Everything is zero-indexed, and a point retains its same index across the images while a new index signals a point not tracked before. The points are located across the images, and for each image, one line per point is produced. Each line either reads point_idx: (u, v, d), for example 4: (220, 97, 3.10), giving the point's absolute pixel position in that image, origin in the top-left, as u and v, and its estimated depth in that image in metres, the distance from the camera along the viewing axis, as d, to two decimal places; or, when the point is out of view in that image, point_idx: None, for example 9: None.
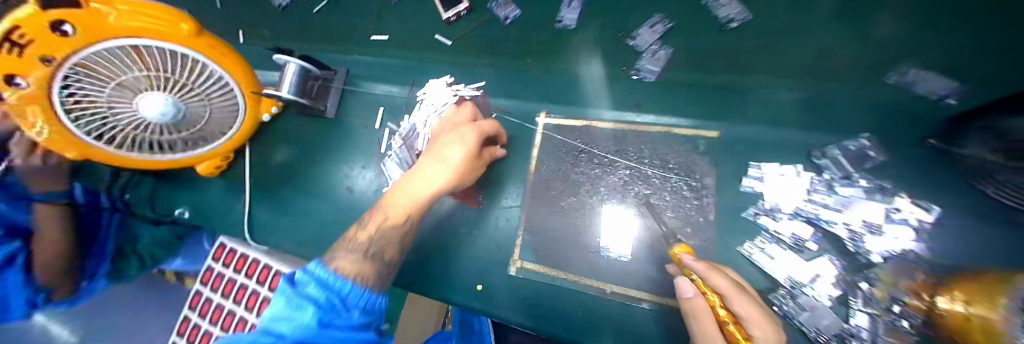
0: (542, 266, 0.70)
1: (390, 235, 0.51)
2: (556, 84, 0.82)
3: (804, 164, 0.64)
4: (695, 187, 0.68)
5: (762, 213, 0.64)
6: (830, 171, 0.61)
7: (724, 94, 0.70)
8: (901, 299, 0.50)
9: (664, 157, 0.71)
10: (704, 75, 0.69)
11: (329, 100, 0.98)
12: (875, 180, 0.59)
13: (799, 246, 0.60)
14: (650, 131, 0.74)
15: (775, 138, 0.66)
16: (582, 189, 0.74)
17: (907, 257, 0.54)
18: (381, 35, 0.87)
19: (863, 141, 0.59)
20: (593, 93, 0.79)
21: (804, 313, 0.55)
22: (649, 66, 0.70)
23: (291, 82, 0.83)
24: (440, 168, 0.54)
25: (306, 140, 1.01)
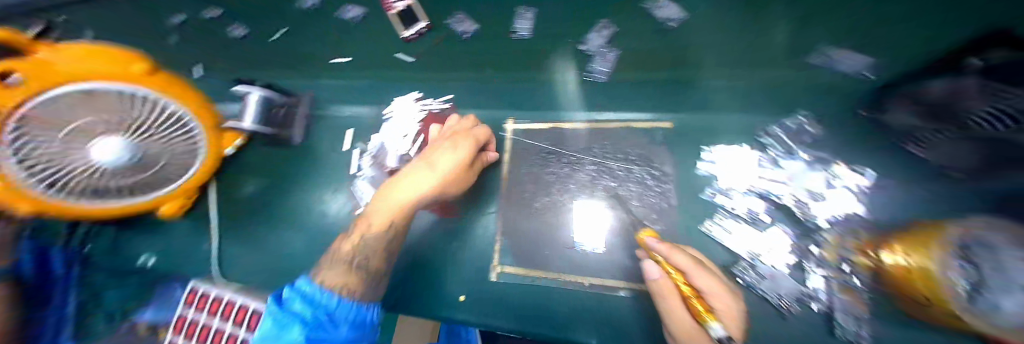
0: (520, 268, 0.70)
1: (372, 247, 0.55)
2: (519, 91, 0.84)
3: (748, 143, 0.67)
4: (657, 176, 0.71)
5: (716, 193, 0.66)
6: (773, 148, 0.65)
7: (671, 88, 0.75)
8: (848, 257, 0.55)
9: (625, 150, 0.74)
10: (645, 73, 0.77)
11: (295, 126, 0.96)
12: (817, 151, 0.62)
13: (754, 219, 0.62)
14: (612, 128, 0.77)
15: (721, 122, 0.70)
16: (554, 188, 0.75)
17: (851, 219, 0.57)
18: (344, 57, 0.97)
19: (800, 119, 0.64)
20: (555, 98, 0.82)
21: (764, 281, 0.57)
22: (600, 66, 0.78)
23: (255, 111, 0.84)
24: (428, 178, 0.56)
25: (276, 169, 0.98)
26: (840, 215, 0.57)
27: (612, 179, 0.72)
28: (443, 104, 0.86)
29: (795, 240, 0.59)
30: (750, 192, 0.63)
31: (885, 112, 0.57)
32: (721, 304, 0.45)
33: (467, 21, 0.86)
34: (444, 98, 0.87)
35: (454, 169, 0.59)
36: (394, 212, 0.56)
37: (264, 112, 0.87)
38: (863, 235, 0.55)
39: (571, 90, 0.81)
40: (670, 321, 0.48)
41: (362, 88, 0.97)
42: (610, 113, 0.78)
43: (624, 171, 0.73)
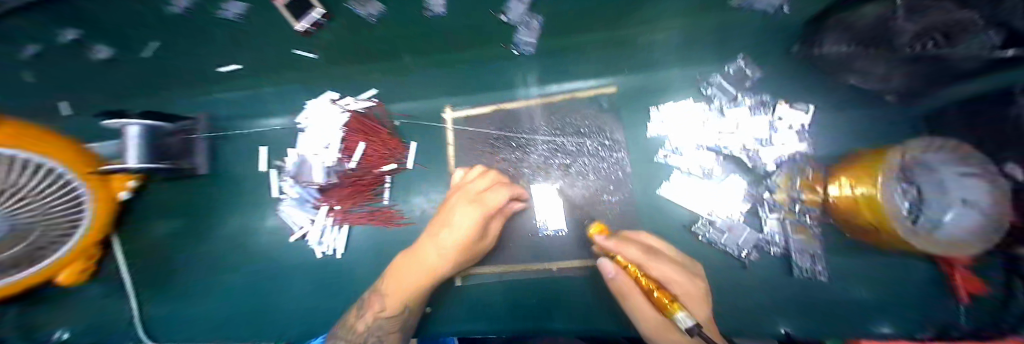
0: (487, 268, 0.69)
1: (388, 327, 0.61)
2: (456, 77, 0.78)
3: (693, 97, 0.69)
4: (609, 145, 0.71)
5: (668, 154, 0.67)
6: (721, 98, 0.66)
7: (618, 48, 0.71)
8: (799, 198, 0.59)
9: (574, 123, 0.73)
10: (580, 37, 0.71)
11: (197, 155, 0.84)
12: (756, 96, 0.64)
13: (709, 174, 0.65)
14: (557, 100, 0.74)
15: (665, 79, 0.70)
16: (511, 174, 0.73)
17: (797, 158, 0.60)
18: (235, 65, 0.82)
19: (738, 62, 0.66)
20: (497, 79, 0.76)
21: (724, 235, 0.62)
22: (524, 38, 0.72)
23: (139, 147, 0.68)
24: (435, 252, 0.61)
25: (203, 202, 0.88)
26: (792, 156, 0.60)
27: (566, 156, 0.72)
28: (368, 102, 0.78)
29: (750, 189, 0.63)
30: (702, 147, 0.65)
31: (819, 44, 0.54)
32: (682, 290, 0.50)
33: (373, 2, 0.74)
34: (367, 94, 0.79)
35: (459, 246, 0.60)
36: (408, 289, 0.61)
37: (152, 145, 0.71)
38: (811, 172, 0.59)
39: (505, 67, 0.76)
40: (639, 319, 0.51)
41: (273, 95, 0.84)
42: (553, 85, 0.75)
43: (576, 145, 0.72)
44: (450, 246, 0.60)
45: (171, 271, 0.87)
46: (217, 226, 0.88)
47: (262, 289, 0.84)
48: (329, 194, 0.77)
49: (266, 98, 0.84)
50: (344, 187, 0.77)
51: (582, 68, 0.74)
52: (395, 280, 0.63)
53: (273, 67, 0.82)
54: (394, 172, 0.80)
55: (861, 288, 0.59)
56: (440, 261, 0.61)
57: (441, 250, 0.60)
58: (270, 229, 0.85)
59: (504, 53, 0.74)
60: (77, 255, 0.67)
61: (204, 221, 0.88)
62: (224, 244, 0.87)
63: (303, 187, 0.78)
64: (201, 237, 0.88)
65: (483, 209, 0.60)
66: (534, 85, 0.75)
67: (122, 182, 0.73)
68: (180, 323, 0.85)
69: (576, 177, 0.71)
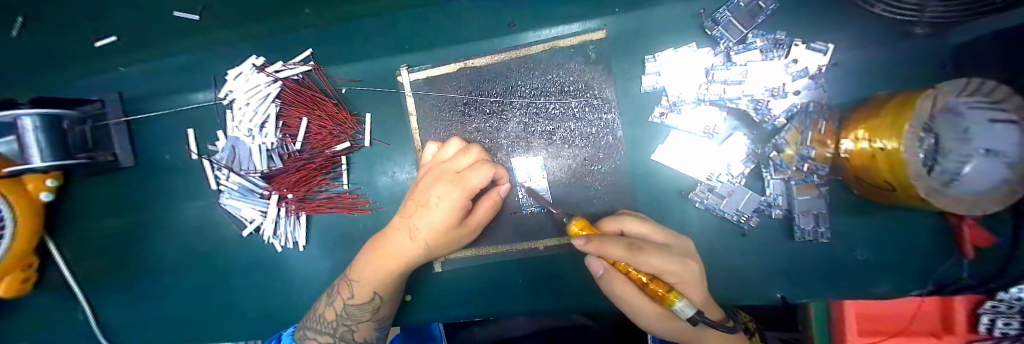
0: (476, 250, 0.68)
1: (356, 314, 0.58)
2: (417, 32, 0.67)
3: (698, 39, 0.62)
4: (597, 104, 0.65)
5: (665, 112, 0.62)
6: (726, 39, 0.58)
7: None
8: (808, 156, 0.54)
9: (559, 81, 0.66)
10: None
11: (116, 143, 0.73)
12: (770, 35, 0.56)
13: (712, 132, 0.60)
14: (535, 53, 0.66)
15: (662, 20, 0.62)
16: (489, 144, 0.67)
17: (810, 109, 0.54)
18: (109, 37, 0.64)
19: None
20: (467, 31, 0.67)
21: (724, 200, 0.60)
22: None
23: (42, 144, 0.55)
24: (406, 241, 0.55)
25: (141, 196, 0.77)
26: (796, 107, 0.55)
27: (551, 122, 0.66)
28: (304, 66, 0.68)
29: (752, 145, 0.59)
30: (702, 101, 0.59)
31: None
32: (678, 278, 0.43)
33: None
34: (299, 58, 0.69)
35: (443, 228, 0.53)
36: (381, 277, 0.57)
37: (61, 140, 0.58)
38: (824, 125, 0.53)
39: (472, 15, 0.65)
40: (636, 313, 0.48)
41: (198, 65, 0.72)
42: (529, 34, 0.67)
43: (560, 107, 0.66)
44: (425, 233, 0.54)
45: (121, 280, 0.78)
46: (163, 222, 0.78)
47: (230, 289, 0.78)
48: (278, 181, 0.71)
49: (201, 69, 0.73)
50: (303, 168, 0.71)
51: (562, 9, 0.64)
52: (360, 266, 0.58)
53: (170, 26, 0.64)
54: (350, 152, 0.72)
55: (839, 239, 0.61)
56: (415, 246, 0.55)
57: (415, 234, 0.54)
58: (226, 223, 0.77)
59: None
60: (6, 269, 0.58)
61: (145, 216, 0.78)
62: (173, 240, 0.78)
63: (242, 177, 0.70)
64: (143, 237, 0.78)
65: (465, 191, 0.51)
66: (511, 35, 0.67)
67: (39, 183, 0.61)
68: (142, 328, 0.79)
69: (561, 145, 0.66)
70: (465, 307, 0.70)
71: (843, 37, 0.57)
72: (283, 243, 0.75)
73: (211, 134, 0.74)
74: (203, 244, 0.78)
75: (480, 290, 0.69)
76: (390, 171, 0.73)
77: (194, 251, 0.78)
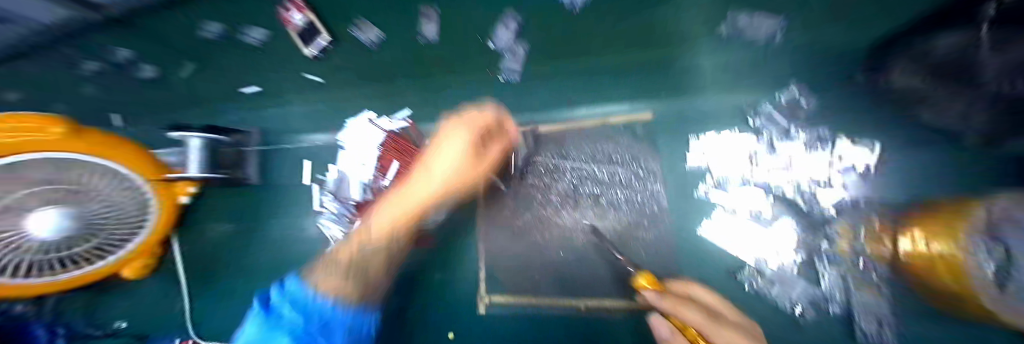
0: (508, 297, 0.68)
1: (376, 250, 0.57)
2: (482, 98, 0.77)
3: (739, 127, 0.65)
4: (643, 175, 0.69)
5: (711, 188, 0.64)
6: (767, 129, 0.62)
7: (652, 75, 0.69)
8: (862, 251, 0.55)
9: (608, 151, 0.71)
10: (614, 61, 0.69)
11: (248, 165, 0.85)
12: (816, 131, 0.59)
13: (758, 215, 0.61)
14: (589, 125, 0.73)
15: (708, 107, 0.67)
16: (536, 201, 0.72)
17: (860, 205, 0.56)
18: (255, 87, 0.84)
19: (793, 91, 0.61)
20: (525, 99, 0.75)
21: (776, 287, 0.58)
22: (511, 66, 0.73)
23: (200, 159, 0.72)
24: (428, 178, 0.62)
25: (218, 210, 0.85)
26: (844, 201, 0.57)
27: (597, 185, 0.70)
28: (402, 122, 0.79)
29: (802, 234, 0.59)
30: (747, 183, 0.62)
31: (888, 71, 0.50)
32: None
33: (370, 25, 0.72)
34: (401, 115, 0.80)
35: (460, 158, 0.63)
36: (405, 216, 0.60)
37: (210, 159, 0.75)
38: (877, 222, 0.55)
39: (535, 92, 0.75)
40: None
41: (315, 115, 0.86)
42: (581, 110, 0.74)
43: (608, 174, 0.70)
44: (443, 170, 0.62)
45: (203, 289, 0.83)
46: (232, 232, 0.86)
47: None
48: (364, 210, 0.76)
49: (296, 112, 0.86)
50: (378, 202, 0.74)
51: (614, 93, 0.72)
52: (377, 213, 0.61)
53: (297, 85, 0.83)
54: None
55: None
56: (438, 187, 0.62)
57: (435, 178, 0.62)
58: (291, 242, 0.84)
59: (494, 80, 0.76)
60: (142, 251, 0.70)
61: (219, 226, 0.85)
62: (240, 251, 0.85)
63: (341, 202, 0.79)
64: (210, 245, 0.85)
65: (471, 124, 0.65)
66: (567, 109, 0.74)
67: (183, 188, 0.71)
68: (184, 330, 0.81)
69: (607, 208, 0.69)
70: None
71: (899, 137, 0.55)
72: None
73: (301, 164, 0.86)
74: (265, 260, 0.85)
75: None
76: (447, 213, 0.76)
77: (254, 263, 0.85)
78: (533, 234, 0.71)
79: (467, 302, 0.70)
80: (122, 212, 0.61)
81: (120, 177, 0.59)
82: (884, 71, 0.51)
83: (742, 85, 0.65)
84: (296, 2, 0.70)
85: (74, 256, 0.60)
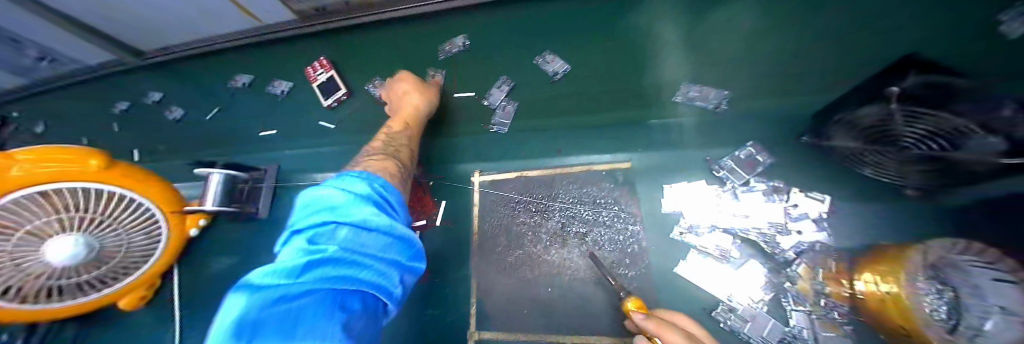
0: (500, 333, 0.69)
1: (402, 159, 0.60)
2: (483, 144, 0.83)
3: (708, 178, 0.70)
4: (625, 216, 0.72)
5: (685, 231, 0.67)
6: (731, 179, 0.66)
7: (631, 128, 0.77)
8: (823, 291, 0.56)
9: (591, 194, 0.75)
10: (600, 118, 0.78)
11: (260, 200, 0.90)
12: (769, 182, 0.65)
13: (726, 255, 0.63)
14: (574, 171, 0.78)
15: (685, 158, 0.73)
16: (526, 239, 0.74)
17: (816, 248, 0.59)
18: (269, 130, 0.96)
19: (750, 148, 0.68)
20: (518, 146, 0.82)
21: (747, 324, 0.57)
22: (500, 120, 0.80)
23: (217, 193, 0.77)
24: (410, 99, 0.72)
25: (231, 242, 0.91)
26: (804, 244, 0.59)
27: (584, 225, 0.72)
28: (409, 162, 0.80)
29: (770, 276, 0.60)
30: (715, 228, 0.64)
31: (827, 138, 0.59)
32: None
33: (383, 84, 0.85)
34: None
35: (415, 83, 0.74)
36: (411, 123, 0.70)
37: (227, 194, 0.81)
38: (833, 264, 0.57)
39: (528, 140, 0.82)
40: None
41: (331, 154, 0.93)
42: (570, 157, 0.79)
43: (593, 215, 0.73)
44: (412, 96, 0.72)
45: (188, 319, 0.84)
46: (235, 264, 0.89)
47: None
48: None
49: (312, 156, 0.95)
50: None
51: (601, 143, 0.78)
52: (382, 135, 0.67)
53: (315, 131, 0.93)
54: (423, 228, 0.79)
55: None
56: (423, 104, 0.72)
57: (414, 102, 0.71)
58: None
59: (483, 129, 0.83)
60: (139, 283, 0.73)
61: (226, 257, 0.89)
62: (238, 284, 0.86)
63: None
64: (212, 276, 0.88)
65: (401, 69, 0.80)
66: (557, 157, 0.79)
67: (194, 221, 0.77)
68: None
69: (592, 247, 0.70)
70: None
71: (853, 188, 0.61)
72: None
73: None
74: None
75: None
76: (445, 250, 0.78)
77: None
78: (525, 270, 0.73)
79: (459, 339, 0.71)
80: (136, 238, 0.64)
81: (138, 209, 0.63)
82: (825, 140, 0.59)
83: (714, 139, 0.72)
84: (323, 62, 0.85)
85: (83, 283, 0.63)
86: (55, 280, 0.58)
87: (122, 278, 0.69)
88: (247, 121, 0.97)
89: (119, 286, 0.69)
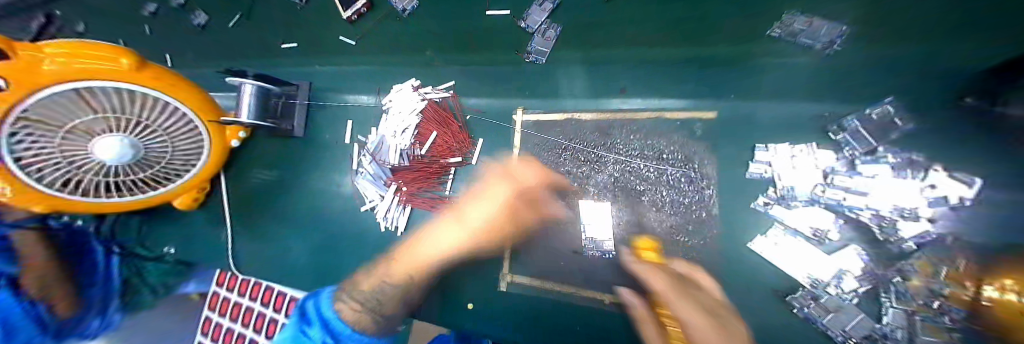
0: (538, 279, 0.73)
1: (393, 292, 0.64)
2: (534, 80, 0.78)
3: (818, 143, 0.60)
4: (695, 178, 0.65)
5: (772, 203, 0.62)
6: (851, 146, 0.56)
7: (700, 73, 0.68)
8: (941, 292, 0.48)
9: (657, 147, 0.68)
10: (661, 54, 0.70)
11: (295, 119, 0.91)
12: (903, 154, 0.54)
13: (821, 237, 0.58)
14: (640, 119, 0.71)
15: (767, 118, 0.64)
16: (572, 189, 0.72)
17: (945, 242, 0.50)
18: (291, 44, 0.93)
19: (888, 106, 0.55)
20: (565, 85, 0.76)
21: (829, 315, 0.55)
22: (538, 48, 0.75)
23: (250, 105, 0.78)
24: (456, 230, 0.70)
25: (279, 158, 0.96)
26: (927, 235, 0.51)
27: (642, 182, 0.68)
28: (444, 93, 0.81)
29: (869, 263, 0.55)
30: (813, 202, 0.58)
31: (1006, 104, 0.45)
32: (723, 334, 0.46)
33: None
34: (445, 86, 0.83)
35: (489, 218, 0.70)
36: (422, 263, 0.69)
37: (259, 106, 0.81)
38: (963, 264, 0.48)
39: (578, 78, 0.76)
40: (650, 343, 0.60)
41: (367, 75, 0.90)
42: (633, 101, 0.72)
43: (655, 172, 0.67)
44: (473, 220, 0.70)
45: (257, 220, 0.95)
46: (287, 177, 0.95)
47: (323, 250, 0.89)
48: (399, 173, 0.83)
49: (346, 78, 0.91)
50: (413, 171, 0.83)
51: (662, 89, 0.70)
52: (401, 256, 0.71)
53: (342, 48, 0.90)
54: (458, 166, 0.82)
55: None
56: (463, 239, 0.70)
57: (459, 235, 0.70)
58: (337, 194, 0.91)
59: (517, 60, 0.79)
60: (190, 186, 0.82)
61: (278, 170, 0.96)
62: (292, 195, 0.94)
63: (379, 165, 0.84)
64: (269, 187, 0.96)
65: (513, 186, 0.72)
66: (620, 98, 0.73)
67: (234, 132, 0.81)
68: (247, 255, 0.94)
69: (648, 206, 0.68)
70: (523, 322, 0.74)
71: None
72: (387, 226, 0.84)
73: (364, 128, 0.90)
74: (307, 206, 0.93)
75: (528, 317, 0.74)
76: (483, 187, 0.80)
77: (300, 209, 0.93)
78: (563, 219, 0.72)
79: (494, 276, 0.77)
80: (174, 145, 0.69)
81: (174, 112, 0.66)
82: (1002, 105, 0.46)
83: (808, 97, 0.61)
84: None
85: (139, 182, 0.71)
86: (106, 178, 0.66)
87: (174, 180, 0.76)
88: (274, 30, 0.94)
89: (173, 187, 0.77)
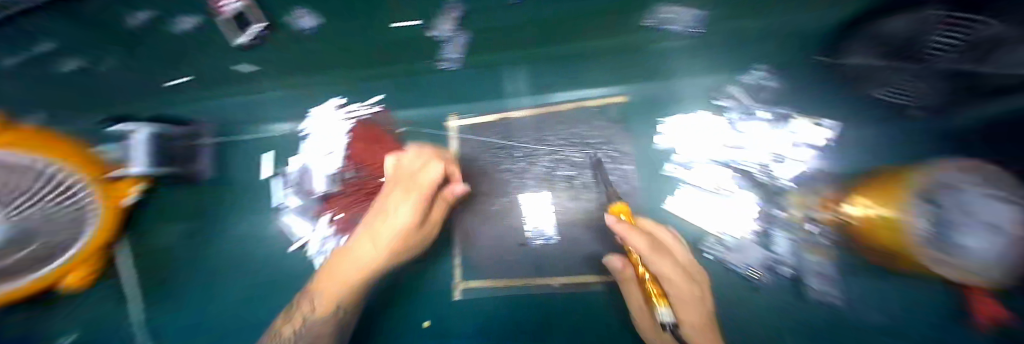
0: (493, 279, 0.71)
1: (315, 332, 0.55)
2: (460, 86, 0.81)
3: (709, 110, 0.73)
4: (616, 156, 0.74)
5: (676, 167, 0.72)
6: (732, 110, 0.72)
7: (608, 61, 0.76)
8: (811, 216, 0.64)
9: (582, 134, 0.77)
10: (571, 46, 0.76)
11: (201, 161, 0.84)
12: (774, 110, 0.70)
13: (720, 190, 0.69)
14: (564, 110, 0.79)
15: (666, 95, 0.75)
16: (513, 184, 0.77)
17: (811, 175, 0.66)
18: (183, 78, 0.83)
19: (755, 71, 0.71)
20: (493, 88, 0.81)
21: (732, 253, 0.64)
22: (450, 54, 0.78)
23: (146, 152, 0.74)
24: (370, 247, 0.57)
25: (182, 211, 0.82)
26: (804, 173, 0.66)
27: (571, 168, 0.76)
28: (374, 108, 0.83)
29: (762, 205, 0.67)
30: (712, 162, 0.71)
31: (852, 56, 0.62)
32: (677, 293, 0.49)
33: (309, 15, 0.77)
34: (374, 100, 0.84)
35: (405, 226, 0.58)
36: (352, 282, 0.57)
37: (161, 151, 0.77)
38: (824, 191, 0.64)
39: (504, 79, 0.80)
40: (637, 315, 0.57)
41: (284, 103, 0.87)
42: (558, 94, 0.79)
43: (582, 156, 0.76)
44: (385, 237, 0.58)
45: (160, 291, 0.76)
46: (198, 227, 0.84)
47: (249, 304, 0.77)
48: (331, 201, 0.77)
49: (261, 108, 0.87)
50: (346, 195, 0.77)
51: (581, 80, 0.78)
52: (323, 275, 0.59)
53: (248, 78, 0.85)
54: None
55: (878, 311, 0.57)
56: (377, 253, 0.58)
57: (370, 252, 0.57)
58: (264, 234, 0.83)
59: (430, 68, 0.81)
60: (78, 263, 0.66)
61: (184, 223, 0.82)
62: (208, 246, 0.83)
63: (304, 195, 0.81)
64: (168, 246, 0.80)
65: (419, 188, 0.61)
66: (546, 94, 0.79)
67: (129, 187, 0.74)
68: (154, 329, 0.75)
69: (581, 188, 0.74)
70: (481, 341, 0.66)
71: (840, 114, 0.66)
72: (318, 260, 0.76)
73: (284, 157, 0.86)
74: (230, 253, 0.82)
75: (489, 329, 0.66)
76: None
77: (218, 259, 0.82)
78: (499, 215, 0.75)
79: (446, 288, 0.70)
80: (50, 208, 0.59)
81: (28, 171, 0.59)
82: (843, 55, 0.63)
83: (695, 71, 0.74)
84: None
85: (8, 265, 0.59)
86: None
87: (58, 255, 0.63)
88: (150, 65, 0.81)
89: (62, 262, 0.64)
